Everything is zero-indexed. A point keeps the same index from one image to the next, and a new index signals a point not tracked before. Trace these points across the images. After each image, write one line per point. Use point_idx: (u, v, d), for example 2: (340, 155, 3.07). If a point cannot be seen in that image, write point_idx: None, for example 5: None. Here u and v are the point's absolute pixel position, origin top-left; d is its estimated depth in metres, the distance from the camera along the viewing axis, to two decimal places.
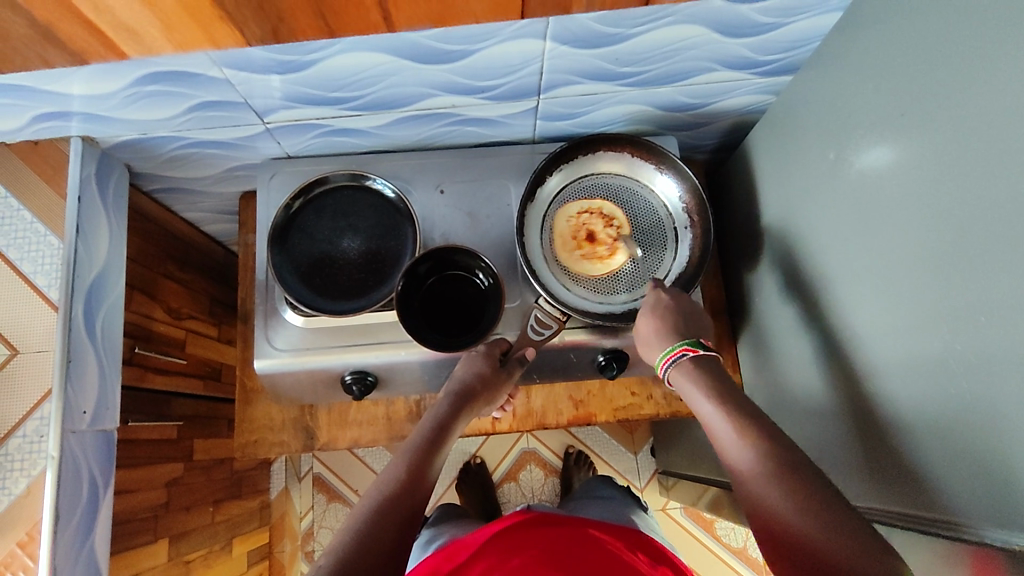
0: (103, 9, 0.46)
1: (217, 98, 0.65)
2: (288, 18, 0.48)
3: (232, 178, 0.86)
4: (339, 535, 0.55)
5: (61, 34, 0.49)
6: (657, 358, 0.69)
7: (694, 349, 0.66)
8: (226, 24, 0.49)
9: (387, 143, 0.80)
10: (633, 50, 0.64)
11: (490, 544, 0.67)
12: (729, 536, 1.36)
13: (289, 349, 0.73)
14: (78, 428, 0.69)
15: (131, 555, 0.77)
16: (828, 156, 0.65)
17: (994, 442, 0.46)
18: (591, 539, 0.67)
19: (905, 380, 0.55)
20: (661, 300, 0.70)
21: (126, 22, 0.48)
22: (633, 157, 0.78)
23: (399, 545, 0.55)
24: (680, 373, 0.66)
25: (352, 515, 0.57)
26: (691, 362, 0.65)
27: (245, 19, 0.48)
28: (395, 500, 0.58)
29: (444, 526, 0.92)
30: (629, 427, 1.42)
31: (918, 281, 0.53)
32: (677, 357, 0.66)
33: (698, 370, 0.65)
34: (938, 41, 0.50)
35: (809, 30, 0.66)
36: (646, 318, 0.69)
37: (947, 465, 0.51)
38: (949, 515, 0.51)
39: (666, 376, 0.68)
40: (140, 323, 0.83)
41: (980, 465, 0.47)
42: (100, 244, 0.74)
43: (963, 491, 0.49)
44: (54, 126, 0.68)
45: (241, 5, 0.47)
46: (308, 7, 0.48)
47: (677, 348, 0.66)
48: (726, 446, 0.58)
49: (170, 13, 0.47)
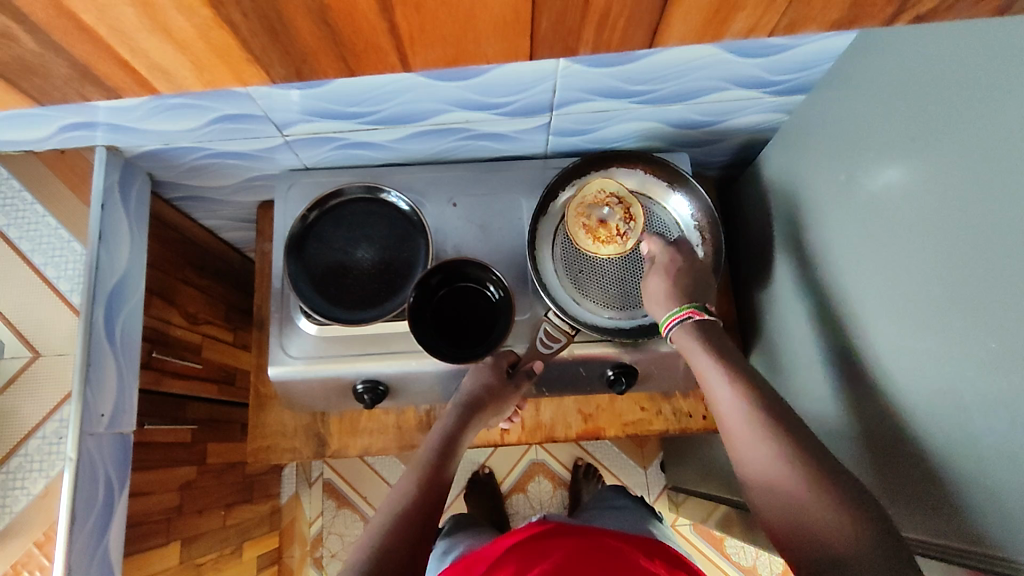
0: (135, 50, 0.45)
1: (237, 111, 0.67)
2: (311, 59, 0.47)
3: (250, 188, 0.88)
4: (357, 552, 0.56)
5: (100, 76, 0.48)
6: (661, 318, 0.69)
7: (699, 313, 0.66)
8: (253, 64, 0.47)
9: (403, 156, 0.81)
10: (644, 69, 0.65)
11: (511, 552, 0.66)
12: (739, 554, 1.35)
13: (303, 356, 0.74)
14: (95, 431, 0.70)
15: (143, 557, 0.78)
16: (839, 177, 0.65)
17: (1013, 473, 0.45)
18: (610, 548, 0.66)
19: (919, 404, 0.55)
20: (672, 262, 0.71)
21: (157, 61, 0.46)
22: (646, 173, 0.79)
23: (414, 558, 0.56)
24: (684, 334, 0.65)
25: (367, 533, 0.58)
26: (696, 323, 0.65)
27: (272, 60, 0.47)
28: (408, 517, 0.59)
29: (456, 535, 0.92)
30: (638, 441, 1.42)
31: (930, 304, 0.53)
32: (682, 319, 0.66)
33: (706, 335, 0.64)
34: (949, 69, 0.50)
35: (821, 52, 0.66)
36: (656, 275, 0.70)
37: (969, 491, 0.51)
38: (976, 544, 0.51)
39: (669, 336, 0.68)
40: (158, 328, 0.85)
41: (1000, 496, 0.47)
42: (122, 249, 0.76)
43: (987, 519, 0.49)
44: (81, 136, 0.70)
45: (267, 48, 0.46)
46: (330, 50, 0.47)
47: (682, 310, 0.66)
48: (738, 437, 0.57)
49: (201, 56, 0.46)
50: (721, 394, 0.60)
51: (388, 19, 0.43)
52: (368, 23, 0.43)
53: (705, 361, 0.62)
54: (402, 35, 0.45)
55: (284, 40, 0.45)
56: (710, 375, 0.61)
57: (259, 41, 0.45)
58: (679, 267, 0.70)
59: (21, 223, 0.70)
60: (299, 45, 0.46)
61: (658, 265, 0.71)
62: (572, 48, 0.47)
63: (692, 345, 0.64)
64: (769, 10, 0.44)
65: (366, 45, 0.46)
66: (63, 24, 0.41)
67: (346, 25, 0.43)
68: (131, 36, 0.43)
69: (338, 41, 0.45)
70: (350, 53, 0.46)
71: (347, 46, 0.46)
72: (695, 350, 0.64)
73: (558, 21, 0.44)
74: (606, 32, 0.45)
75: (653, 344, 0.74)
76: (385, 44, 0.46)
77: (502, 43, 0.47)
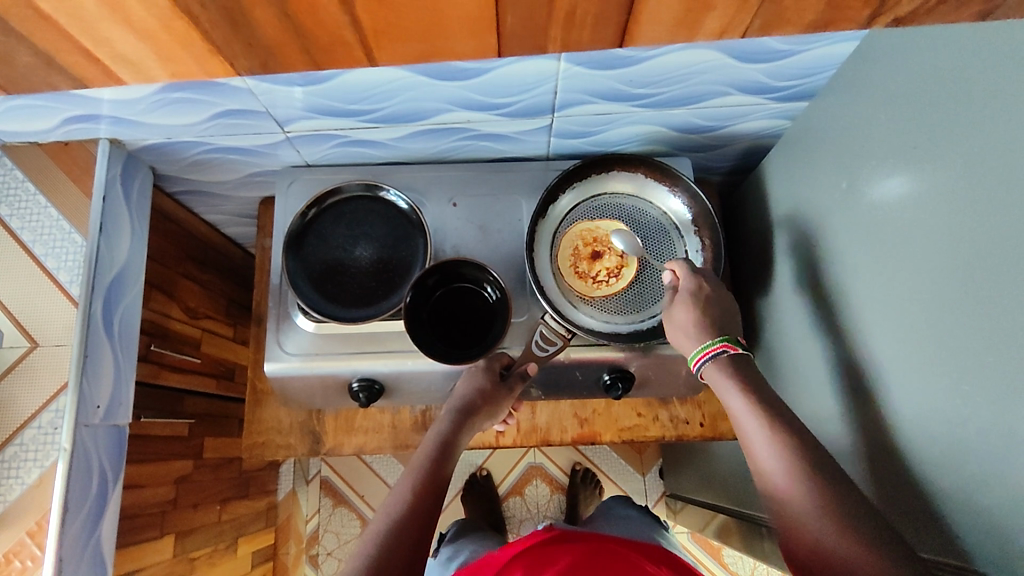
0: (99, 40, 0.45)
1: (238, 106, 0.67)
2: (278, 54, 0.48)
3: (252, 184, 0.88)
4: (352, 561, 0.56)
5: (67, 66, 0.49)
6: (691, 352, 0.67)
7: (732, 347, 0.65)
8: (216, 56, 0.48)
9: (404, 155, 0.81)
10: (646, 72, 0.65)
11: (516, 558, 0.64)
12: (737, 564, 1.34)
13: (299, 353, 0.74)
14: (91, 422, 0.71)
15: (138, 549, 0.78)
16: (841, 184, 0.65)
17: (1008, 484, 0.45)
18: (612, 553, 0.65)
19: (914, 415, 0.55)
20: (700, 293, 0.68)
21: (123, 53, 0.47)
22: (646, 177, 0.79)
23: (409, 565, 0.56)
24: (715, 370, 0.64)
25: (362, 541, 0.58)
26: (730, 358, 0.64)
27: (234, 53, 0.48)
28: (404, 525, 0.59)
29: (459, 542, 0.92)
30: (638, 447, 1.41)
31: (929, 314, 0.53)
32: (716, 353, 0.65)
33: (735, 367, 0.63)
34: (951, 76, 0.50)
35: (824, 59, 0.66)
36: (687, 307, 0.67)
37: (965, 506, 0.50)
38: (969, 561, 0.50)
39: (699, 372, 0.67)
40: (158, 321, 0.85)
41: (994, 505, 0.46)
42: (123, 240, 0.77)
43: (981, 536, 0.48)
44: (84, 128, 0.71)
45: (230, 39, 0.46)
46: (295, 45, 0.47)
47: (716, 343, 0.65)
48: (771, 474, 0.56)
49: (167, 46, 0.47)
50: (752, 429, 0.59)
51: (349, 12, 0.43)
52: (329, 18, 0.43)
53: (734, 396, 0.61)
54: (365, 31, 0.45)
55: (246, 33, 0.45)
56: (738, 408, 0.61)
57: (220, 31, 0.45)
58: (707, 297, 0.67)
59: (22, 212, 0.70)
60: (262, 39, 0.46)
61: (684, 294, 0.68)
62: (542, 44, 0.48)
63: (718, 377, 0.64)
64: (739, 10, 0.45)
65: (331, 39, 0.46)
66: (23, 12, 0.42)
67: (308, 19, 0.44)
68: (97, 27, 0.43)
69: (302, 34, 0.45)
70: (315, 45, 0.47)
71: (312, 40, 0.46)
72: (721, 381, 0.63)
73: (525, 20, 0.45)
74: (573, 30, 0.46)
75: (651, 350, 0.73)
76: (350, 39, 0.46)
77: (470, 40, 0.48)
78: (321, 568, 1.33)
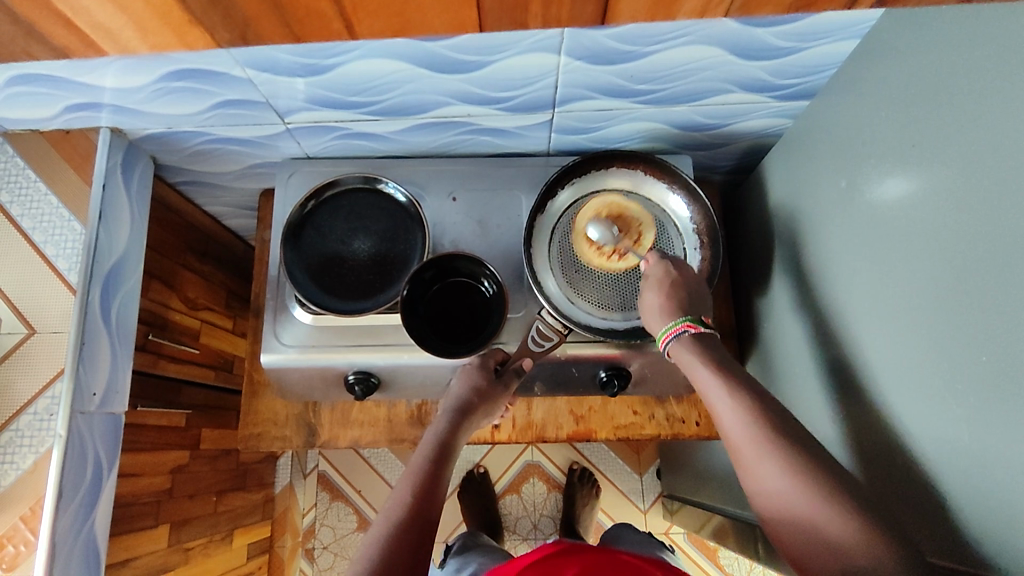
0: (77, 8, 0.45)
1: (239, 97, 0.67)
2: (254, 24, 0.48)
3: (253, 175, 0.88)
4: (357, 563, 0.56)
5: (46, 35, 0.49)
6: (658, 331, 0.67)
7: (695, 327, 0.65)
8: (196, 27, 0.48)
9: (404, 149, 0.81)
10: (647, 68, 0.65)
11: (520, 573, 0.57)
12: (733, 566, 1.34)
13: (295, 345, 0.74)
14: (87, 408, 0.71)
15: (132, 537, 0.78)
16: (840, 183, 0.64)
17: (1006, 483, 0.44)
18: (619, 566, 0.58)
19: (912, 415, 0.54)
20: (667, 277, 0.68)
21: (101, 21, 0.47)
22: (645, 174, 0.78)
23: (413, 564, 0.57)
24: (683, 351, 0.65)
25: (365, 543, 0.58)
26: (692, 337, 0.65)
27: (214, 23, 0.47)
28: (406, 525, 0.59)
29: (466, 554, 0.91)
30: (635, 447, 1.41)
31: (926, 315, 0.52)
32: (679, 333, 0.65)
33: (703, 350, 0.64)
34: (952, 74, 0.49)
35: (826, 57, 0.65)
36: (653, 290, 0.68)
37: (960, 507, 0.49)
38: (962, 563, 0.49)
39: (665, 351, 0.67)
40: (156, 311, 0.85)
41: (989, 506, 0.46)
42: (121, 230, 0.77)
43: (974, 535, 0.48)
44: (85, 116, 0.71)
45: (209, 10, 0.46)
46: (272, 14, 0.47)
47: (680, 323, 0.65)
48: (754, 465, 0.56)
49: (143, 16, 0.46)
50: (731, 416, 0.59)
51: None
52: None
53: (710, 380, 0.61)
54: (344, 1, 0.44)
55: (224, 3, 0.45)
56: (716, 393, 0.61)
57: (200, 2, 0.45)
58: (674, 280, 0.68)
59: (23, 200, 0.71)
60: (240, 8, 0.46)
61: (653, 279, 0.69)
62: (521, 21, 0.47)
63: (692, 361, 0.64)
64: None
65: (308, 11, 0.46)
66: None
67: None
68: None
69: (278, 4, 0.45)
70: (293, 17, 0.46)
71: (288, 11, 0.46)
72: (696, 365, 0.63)
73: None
74: (552, 6, 0.46)
75: (643, 347, 0.73)
76: (328, 11, 0.46)
77: (445, 15, 0.47)
78: (316, 563, 1.33)
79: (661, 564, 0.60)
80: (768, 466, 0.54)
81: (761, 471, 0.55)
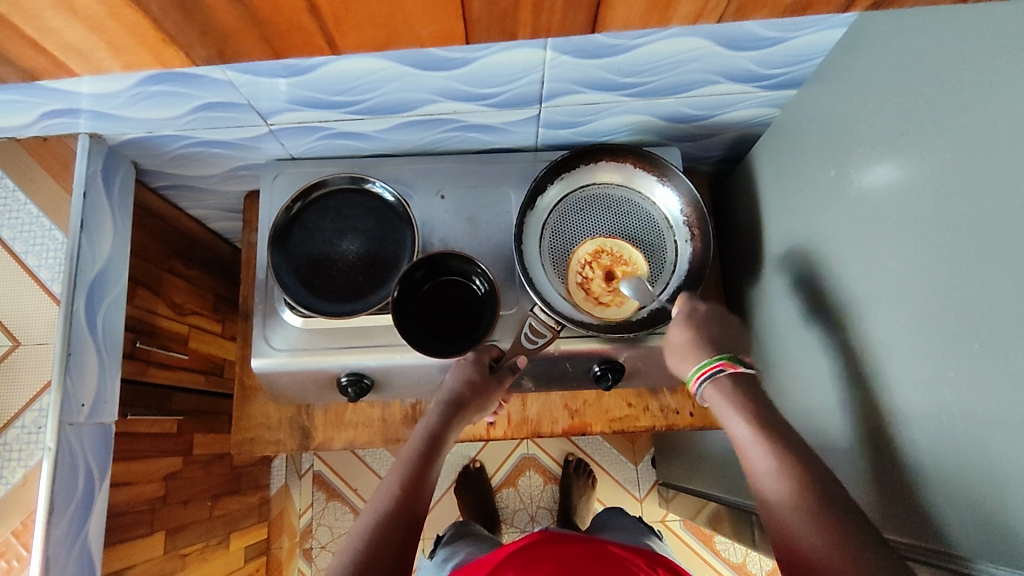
0: (47, 30, 0.48)
1: (220, 99, 0.66)
2: (233, 40, 0.51)
3: (237, 177, 0.86)
4: (342, 553, 0.57)
5: None
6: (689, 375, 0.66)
7: (732, 365, 0.63)
8: (173, 46, 0.51)
9: (389, 147, 0.80)
10: (633, 61, 0.64)
11: (504, 562, 0.58)
12: (729, 551, 1.35)
13: (287, 348, 0.73)
14: (75, 420, 0.70)
15: (127, 547, 0.77)
16: (829, 172, 0.64)
17: (996, 478, 0.45)
18: (612, 558, 0.58)
19: (906, 407, 0.54)
20: (694, 315, 0.68)
21: (72, 42, 0.50)
22: (634, 168, 0.78)
23: (399, 556, 0.57)
24: (716, 390, 0.63)
25: (352, 533, 0.59)
26: (730, 378, 0.63)
27: (191, 42, 0.51)
28: (393, 517, 0.60)
29: (457, 543, 0.90)
30: (630, 437, 1.41)
31: (914, 303, 0.53)
32: (715, 371, 0.64)
33: (734, 385, 0.62)
34: (936, 65, 0.49)
35: (811, 46, 0.65)
36: (679, 328, 0.68)
37: (951, 498, 0.50)
38: (956, 549, 0.50)
39: (698, 394, 0.66)
40: (143, 318, 0.84)
41: (981, 499, 0.47)
42: (104, 239, 0.75)
43: (967, 519, 0.48)
44: (63, 123, 0.69)
45: (183, 27, 0.49)
46: (253, 33, 0.50)
47: (714, 362, 0.64)
48: (782, 519, 0.53)
49: (115, 31, 0.48)
50: (763, 470, 0.56)
51: None
52: (285, 5, 0.46)
53: (745, 431, 0.59)
54: (327, 18, 0.48)
55: (200, 20, 0.48)
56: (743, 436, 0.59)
57: (173, 20, 0.48)
58: (702, 319, 0.68)
59: (16, 226, 0.71)
60: (217, 27, 0.49)
61: (679, 317, 0.69)
62: (510, 29, 0.51)
63: (727, 410, 0.61)
64: None
65: (290, 27, 0.49)
66: None
67: (265, 8, 0.46)
68: (42, 15, 0.46)
69: (260, 21, 0.48)
70: (275, 33, 0.50)
71: (270, 27, 0.49)
72: (730, 415, 0.61)
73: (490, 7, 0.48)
74: (543, 16, 0.50)
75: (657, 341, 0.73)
76: (312, 28, 0.49)
77: (431, 24, 0.50)
78: (314, 562, 1.33)
79: (650, 557, 0.61)
80: (794, 516, 0.52)
81: (789, 523, 0.52)
